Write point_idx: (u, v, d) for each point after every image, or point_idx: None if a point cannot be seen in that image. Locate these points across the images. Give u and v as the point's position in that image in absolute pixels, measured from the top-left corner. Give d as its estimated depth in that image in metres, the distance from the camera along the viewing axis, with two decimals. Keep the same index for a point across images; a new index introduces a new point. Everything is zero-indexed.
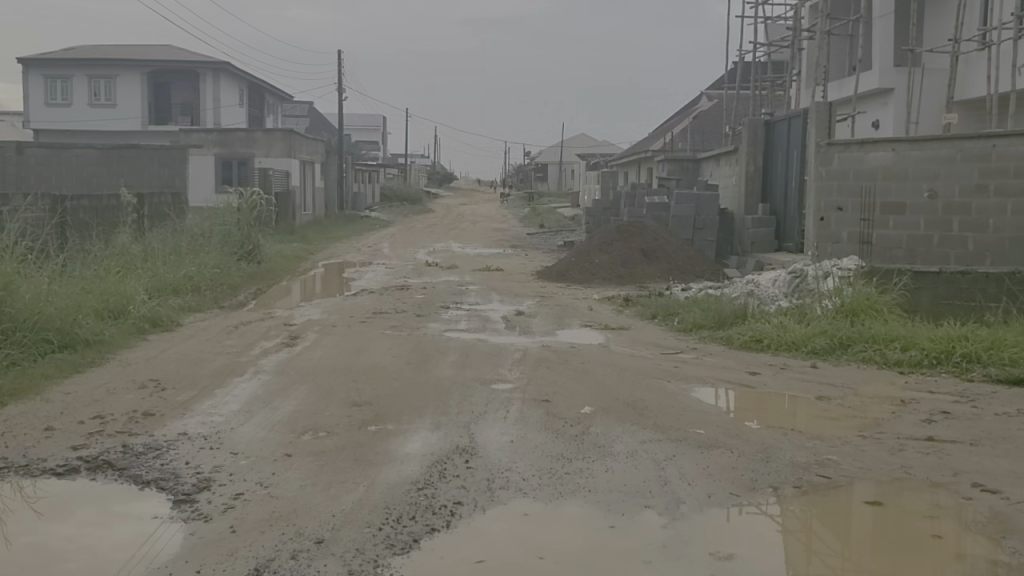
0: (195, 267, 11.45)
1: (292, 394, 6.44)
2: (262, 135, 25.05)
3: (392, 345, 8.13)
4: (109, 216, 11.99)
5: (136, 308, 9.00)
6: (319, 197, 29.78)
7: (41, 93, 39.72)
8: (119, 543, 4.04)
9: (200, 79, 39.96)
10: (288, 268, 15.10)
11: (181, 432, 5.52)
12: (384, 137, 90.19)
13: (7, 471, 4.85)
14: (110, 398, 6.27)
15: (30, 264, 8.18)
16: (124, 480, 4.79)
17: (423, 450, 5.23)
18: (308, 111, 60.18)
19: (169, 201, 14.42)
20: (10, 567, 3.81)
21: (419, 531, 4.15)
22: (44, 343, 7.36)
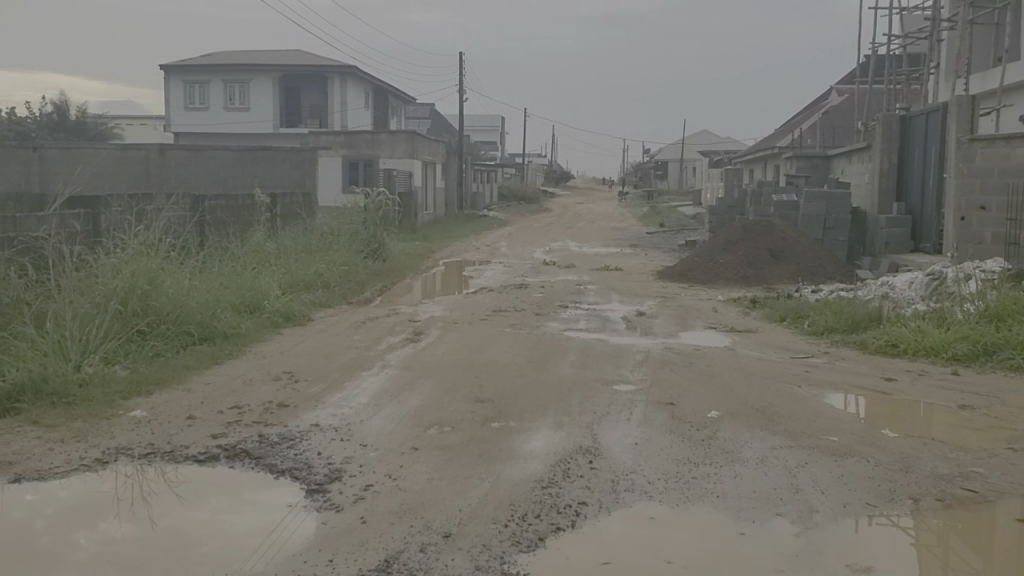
0: (324, 265, 11.83)
1: (417, 388, 6.56)
2: (386, 137, 25.62)
3: (513, 343, 8.16)
4: (244, 215, 12.50)
5: (270, 303, 9.35)
6: (439, 197, 30.21)
7: (180, 98, 41.71)
8: (251, 530, 4.19)
9: (328, 83, 41.36)
10: (411, 266, 15.40)
11: (313, 423, 5.70)
12: (503, 138, 91.02)
13: (153, 456, 5.12)
14: (247, 389, 6.53)
15: (173, 260, 8.61)
16: (260, 468, 4.98)
17: (546, 449, 5.23)
18: (429, 112, 61.38)
19: (300, 201, 14.93)
20: (152, 549, 3.99)
21: (544, 530, 4.14)
22: (185, 335, 7.76)
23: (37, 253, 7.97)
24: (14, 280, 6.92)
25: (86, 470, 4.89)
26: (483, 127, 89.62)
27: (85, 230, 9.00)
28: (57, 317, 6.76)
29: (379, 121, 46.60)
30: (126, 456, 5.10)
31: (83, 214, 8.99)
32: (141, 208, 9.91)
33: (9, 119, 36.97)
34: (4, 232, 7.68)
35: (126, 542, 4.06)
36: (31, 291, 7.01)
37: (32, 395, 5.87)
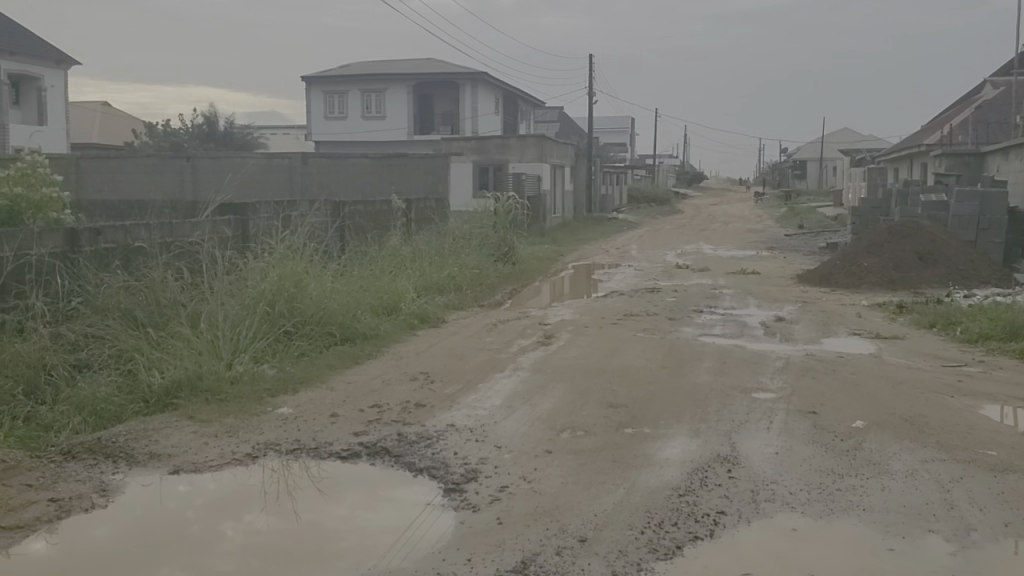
0: (456, 267, 12.06)
1: (551, 391, 6.58)
2: (517, 141, 25.86)
3: (647, 348, 8.07)
4: (381, 219, 12.88)
5: (406, 305, 9.60)
6: (568, 199, 30.28)
7: (321, 108, 43.29)
8: (388, 527, 4.31)
9: (460, 89, 42.18)
10: (541, 269, 15.49)
11: (449, 423, 5.81)
12: (633, 139, 90.36)
13: (299, 451, 5.34)
14: (385, 388, 6.72)
15: (317, 264, 8.98)
16: (400, 466, 5.11)
17: (682, 456, 5.14)
18: (558, 116, 61.68)
19: (433, 205, 15.28)
20: (295, 541, 4.15)
21: (681, 538, 4.08)
22: (328, 336, 8.06)
23: (192, 258, 8.48)
24: (172, 283, 7.37)
25: (237, 464, 5.14)
26: (613, 129, 89.34)
27: (235, 235, 9.48)
28: (210, 317, 7.14)
29: (509, 125, 47.07)
30: (274, 451, 5.33)
31: (233, 220, 9.49)
32: (286, 214, 10.37)
33: (165, 130, 39.35)
34: (162, 238, 8.37)
35: (271, 534, 4.24)
36: (187, 293, 7.43)
37: (188, 392, 6.22)
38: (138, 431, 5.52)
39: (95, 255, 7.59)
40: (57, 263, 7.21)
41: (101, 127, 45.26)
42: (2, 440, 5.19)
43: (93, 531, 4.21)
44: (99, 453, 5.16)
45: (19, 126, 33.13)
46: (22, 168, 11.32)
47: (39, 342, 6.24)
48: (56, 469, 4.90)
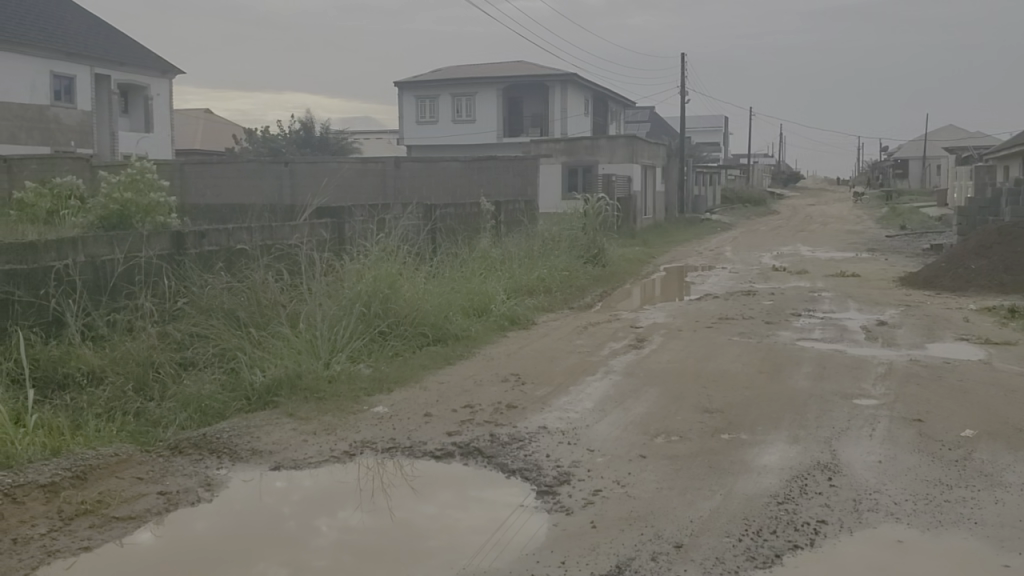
0: (545, 269, 12.06)
1: (643, 395, 6.52)
2: (607, 142, 25.71)
3: (742, 353, 7.91)
4: (471, 223, 12.98)
5: (497, 307, 9.65)
6: (659, 200, 29.97)
7: (412, 113, 44.03)
8: (481, 528, 4.32)
9: (550, 91, 42.27)
10: (632, 271, 15.37)
11: (541, 425, 5.80)
12: (725, 138, 88.89)
13: (394, 450, 5.42)
14: (477, 389, 6.77)
15: (410, 265, 9.12)
16: (493, 467, 5.13)
17: (781, 463, 5.02)
18: (648, 116, 61.18)
19: (523, 208, 15.33)
20: (387, 539, 4.21)
21: (781, 547, 3.97)
22: (421, 336, 8.17)
23: (291, 260, 8.72)
24: (272, 285, 7.57)
25: (335, 461, 5.25)
26: (704, 128, 88.11)
27: (331, 238, 9.69)
28: (308, 317, 7.32)
29: (599, 126, 46.87)
30: (370, 449, 5.42)
31: (330, 223, 9.70)
32: (380, 217, 10.54)
33: (264, 136, 40.63)
34: (263, 241, 8.65)
35: (364, 531, 4.31)
36: (286, 294, 7.62)
37: (288, 390, 6.37)
38: (241, 427, 5.69)
39: (200, 257, 7.92)
40: (164, 266, 7.56)
41: (204, 134, 46.97)
42: (115, 434, 5.43)
43: (195, 524, 4.35)
44: (205, 448, 5.34)
45: (128, 134, 34.68)
46: (132, 174, 11.82)
47: (148, 341, 6.51)
48: (165, 463, 5.09)
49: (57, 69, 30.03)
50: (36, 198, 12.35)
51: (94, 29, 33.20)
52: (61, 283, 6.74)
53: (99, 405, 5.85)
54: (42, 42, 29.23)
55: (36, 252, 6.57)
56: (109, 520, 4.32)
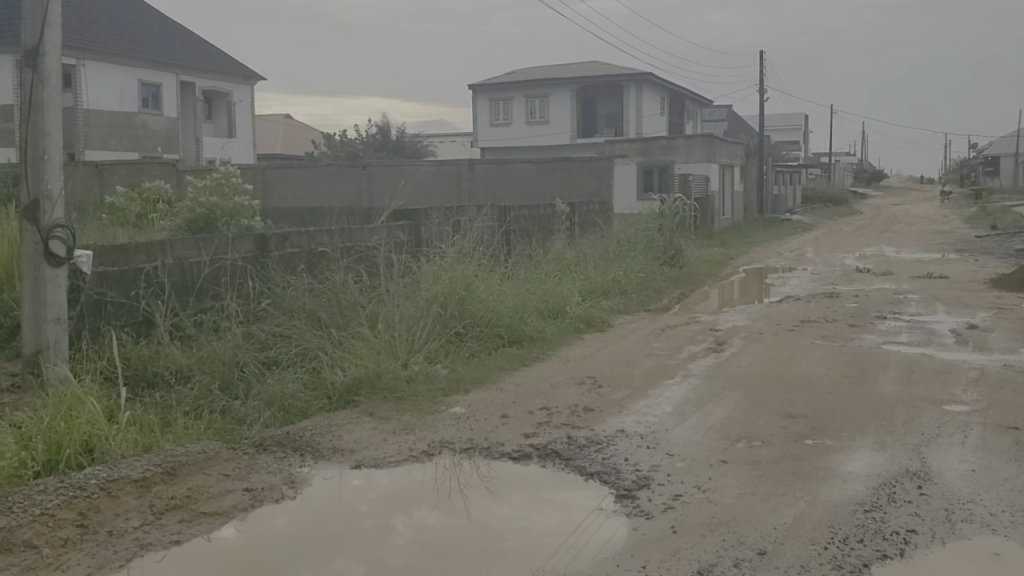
0: (622, 271, 11.98)
1: (723, 399, 6.41)
2: (684, 141, 25.42)
3: (825, 356, 7.72)
4: (546, 224, 12.97)
5: (572, 309, 9.62)
6: (738, 200, 29.52)
7: (486, 115, 44.30)
8: (559, 530, 4.31)
9: (625, 91, 42.04)
10: (710, 273, 15.17)
11: (619, 429, 5.76)
12: (805, 137, 87.03)
13: (472, 451, 5.44)
14: (554, 391, 6.75)
15: (485, 267, 9.16)
16: (571, 470, 5.11)
17: (868, 470, 4.88)
18: (725, 115, 60.33)
19: (598, 209, 15.26)
20: (465, 540, 4.23)
21: (869, 556, 3.86)
22: (496, 338, 8.19)
23: (369, 261, 8.85)
24: (351, 286, 7.69)
25: (414, 461, 5.30)
26: (783, 127, 86.47)
27: (408, 240, 9.80)
28: (386, 318, 7.40)
29: (674, 126, 46.36)
30: (448, 450, 5.46)
31: (407, 225, 9.81)
32: (456, 218, 10.62)
33: (342, 140, 41.35)
34: (343, 243, 8.81)
35: (439, 531, 4.33)
36: (365, 295, 7.73)
37: (368, 390, 6.47)
38: (323, 426, 5.80)
39: (282, 259, 8.10)
40: (248, 267, 7.75)
41: (284, 139, 48.04)
42: (203, 431, 5.57)
43: (276, 521, 4.43)
44: (288, 446, 5.45)
45: (212, 138, 35.60)
46: (217, 180, 12.15)
47: (233, 341, 6.69)
48: (250, 461, 5.21)
49: (145, 77, 31.06)
50: (126, 203, 12.80)
51: (180, 37, 34.25)
52: (151, 284, 6.98)
53: (187, 402, 6.02)
54: (131, 51, 30.28)
55: (127, 255, 6.83)
56: (197, 516, 4.44)
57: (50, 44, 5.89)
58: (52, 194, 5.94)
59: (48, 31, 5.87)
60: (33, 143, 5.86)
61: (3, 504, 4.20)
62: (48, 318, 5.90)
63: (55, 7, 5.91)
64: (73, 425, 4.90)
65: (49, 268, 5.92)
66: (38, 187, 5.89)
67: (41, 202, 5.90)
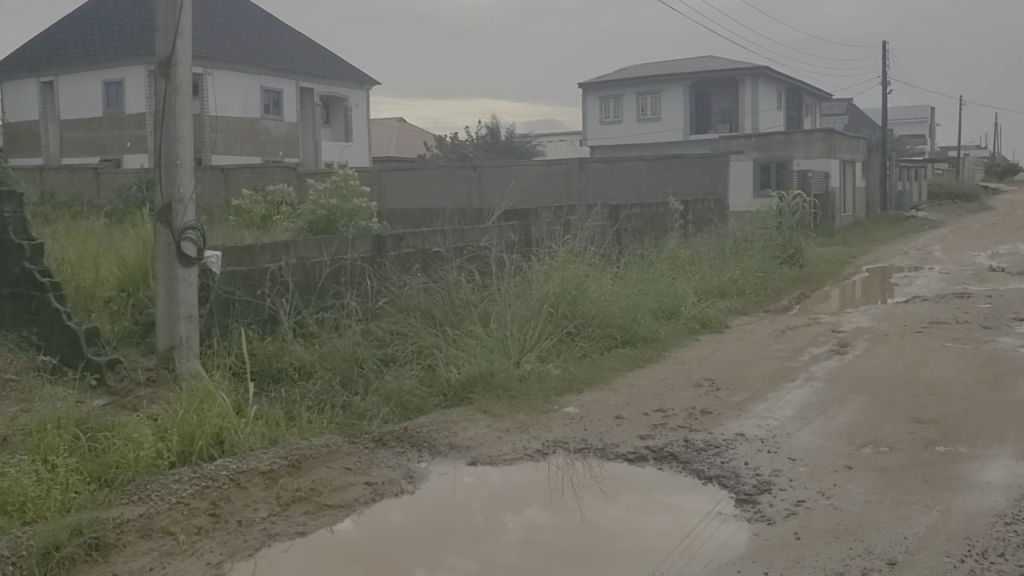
0: (738, 270, 11.72)
1: (848, 403, 6.19)
2: (802, 136, 24.72)
3: (958, 360, 7.35)
4: (658, 223, 12.82)
5: (687, 309, 9.47)
6: (860, 197, 28.48)
7: (597, 113, 44.23)
8: (675, 533, 4.24)
9: (739, 86, 41.17)
10: (831, 272, 14.68)
11: (738, 432, 5.63)
12: (932, 130, 83.23)
13: (587, 451, 5.41)
14: (670, 393, 6.65)
15: (598, 267, 9.12)
16: (689, 473, 5.02)
17: (1007, 480, 4.62)
18: (845, 109, 58.32)
19: (713, 207, 14.99)
20: (580, 540, 4.21)
21: (1010, 571, 3.65)
22: (609, 338, 8.12)
23: (482, 261, 8.95)
24: (464, 285, 7.78)
25: (529, 459, 5.31)
26: (908, 120, 82.94)
27: (519, 240, 9.85)
28: (499, 316, 7.45)
29: (792, 121, 45.10)
30: (563, 449, 5.45)
31: (518, 225, 9.87)
32: (568, 218, 10.60)
33: (453, 142, 41.93)
34: (456, 244, 8.94)
35: (552, 530, 4.33)
36: (478, 294, 7.81)
37: (482, 387, 6.52)
38: (439, 422, 5.88)
39: (398, 259, 8.28)
40: (366, 267, 7.96)
41: (398, 141, 49.10)
42: (325, 426, 5.73)
43: (392, 516, 4.52)
44: (406, 442, 5.55)
45: (330, 143, 36.95)
46: (336, 182, 12.50)
47: (352, 338, 6.87)
48: (371, 455, 5.33)
49: (266, 84, 32.23)
50: (252, 206, 13.33)
51: (299, 44, 35.42)
52: (275, 283, 7.24)
53: (310, 397, 6.20)
54: (253, 59, 31.46)
55: (253, 255, 7.10)
56: (320, 508, 4.56)
57: (182, 54, 6.17)
58: (185, 197, 6.23)
59: (180, 42, 6.15)
60: (166, 149, 6.15)
61: (143, 491, 4.42)
62: (181, 316, 6.19)
63: (186, 19, 6.18)
64: (204, 418, 5.12)
65: (182, 268, 6.20)
66: (171, 191, 6.18)
67: (174, 204, 6.18)
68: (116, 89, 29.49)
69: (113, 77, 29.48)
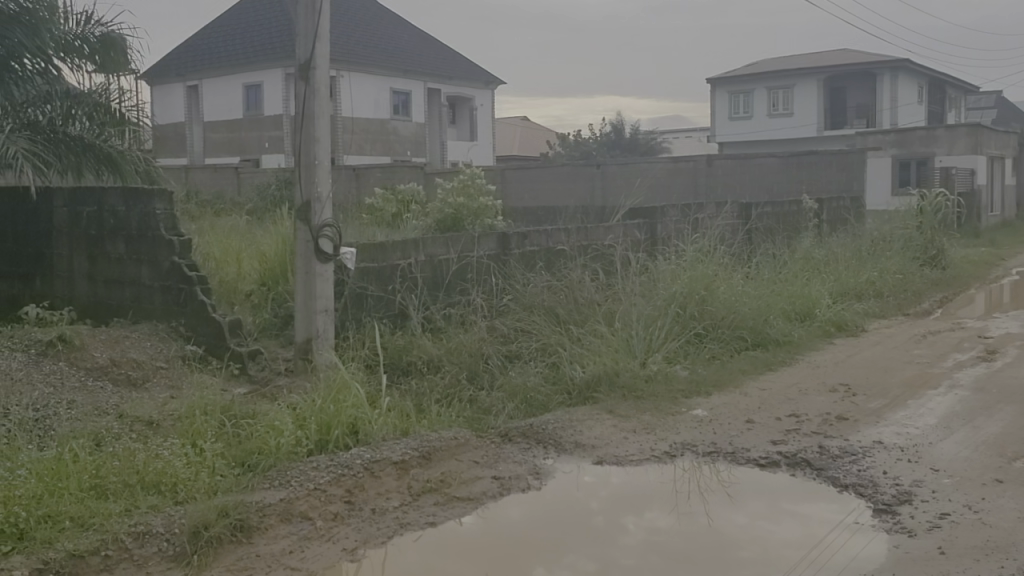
0: (876, 272, 11.24)
1: (997, 413, 5.85)
2: (945, 131, 23.56)
3: None
4: (790, 222, 12.45)
5: (821, 312, 9.16)
6: (1009, 196, 26.87)
7: (726, 110, 43.43)
8: (806, 541, 4.12)
9: (878, 79, 39.55)
10: (977, 275, 13.91)
11: (877, 440, 5.41)
12: None
13: (716, 455, 5.32)
14: (803, 398, 6.45)
15: (727, 267, 8.93)
16: (823, 480, 4.87)
17: None
18: (993, 102, 55.16)
19: (848, 205, 14.46)
20: (710, 544, 4.14)
21: None
22: (739, 340, 7.95)
23: (608, 260, 8.90)
24: (588, 283, 7.75)
25: (657, 461, 5.26)
26: None
27: (645, 239, 9.76)
28: (624, 317, 7.39)
29: (935, 115, 42.96)
30: (692, 452, 5.37)
31: (644, 224, 9.78)
32: (697, 217, 10.43)
33: (577, 141, 41.94)
34: (581, 242, 8.94)
35: (676, 534, 4.28)
36: (602, 293, 7.77)
37: (608, 386, 6.50)
38: (566, 419, 5.90)
39: (523, 256, 8.34)
40: (492, 265, 8.06)
41: (522, 140, 49.52)
42: (453, 419, 5.84)
43: (520, 511, 4.57)
44: (532, 438, 5.60)
45: (456, 143, 37.71)
46: (462, 182, 12.66)
47: (479, 334, 6.96)
48: (497, 450, 5.40)
49: (396, 85, 33.01)
50: (384, 204, 13.72)
51: (428, 46, 36.20)
52: (405, 280, 7.43)
53: (438, 390, 6.33)
54: (384, 61, 32.32)
55: (384, 252, 7.30)
56: (450, 499, 4.67)
57: (320, 57, 6.39)
58: (322, 196, 6.46)
59: (319, 46, 6.37)
60: (305, 149, 6.40)
61: (283, 477, 4.60)
62: (318, 310, 6.42)
63: (324, 23, 6.40)
64: (340, 408, 5.31)
65: (319, 264, 6.44)
66: (309, 190, 6.43)
67: (312, 202, 6.42)
68: (256, 93, 30.90)
69: (253, 80, 30.88)
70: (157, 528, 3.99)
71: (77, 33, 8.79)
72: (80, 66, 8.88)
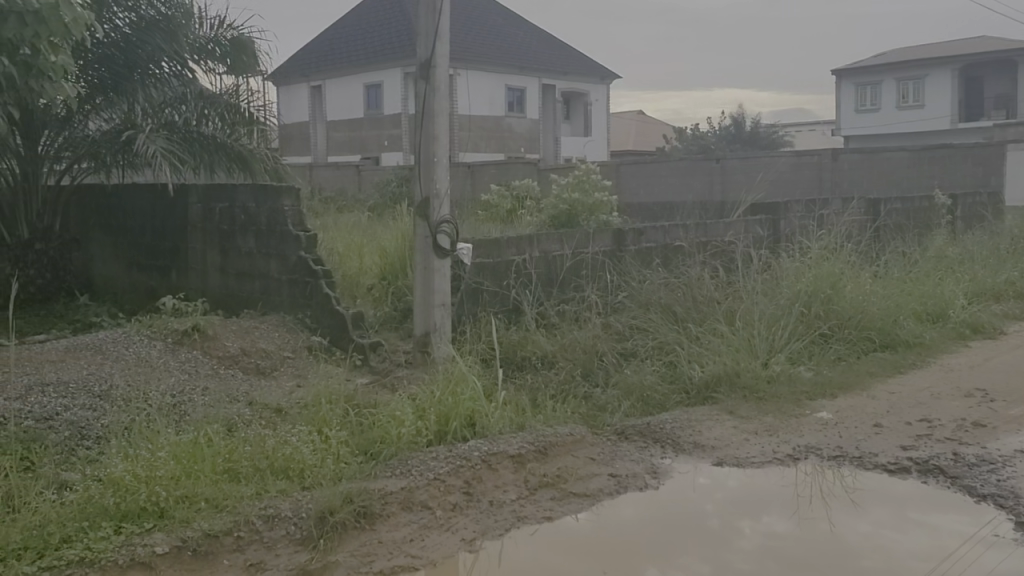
0: (1017, 271, 10.61)
1: None
2: None
3: None
4: (923, 219, 11.89)
5: (955, 312, 8.72)
6: None
7: (851, 102, 41.99)
8: (939, 552, 3.94)
9: (1019, 68, 37.39)
10: None
11: (1018, 449, 5.11)
12: None
13: (842, 459, 5.14)
14: (936, 403, 6.16)
15: (854, 265, 8.61)
16: (958, 489, 4.64)
17: None
18: None
19: (986, 201, 13.71)
20: (836, 551, 4.01)
21: None
22: (867, 341, 7.65)
23: (727, 257, 8.71)
24: (707, 280, 7.60)
25: (779, 463, 5.12)
26: None
27: (767, 235, 9.51)
28: (745, 315, 7.21)
29: None
30: (816, 455, 5.20)
31: (766, 220, 9.52)
32: (821, 212, 10.10)
33: (694, 135, 41.30)
34: (699, 238, 8.76)
35: (795, 540, 4.15)
36: (721, 291, 7.60)
37: (727, 387, 6.37)
38: (684, 419, 5.81)
39: (639, 253, 8.25)
40: (607, 262, 8.02)
41: (638, 134, 49.06)
42: (569, 415, 5.84)
43: (638, 509, 4.53)
44: (648, 437, 5.53)
45: (573, 139, 37.78)
46: (578, 177, 12.60)
47: (594, 331, 6.94)
48: (613, 448, 5.36)
49: (512, 82, 33.23)
50: (500, 200, 13.83)
51: (545, 42, 36.32)
52: (520, 275, 7.47)
53: (554, 386, 6.34)
54: (500, 59, 32.57)
55: (499, 248, 7.35)
56: (567, 495, 4.69)
57: (440, 56, 6.48)
58: (441, 193, 6.56)
59: (438, 45, 6.46)
60: (424, 147, 6.50)
61: (404, 466, 4.70)
62: (436, 304, 6.53)
63: (444, 21, 6.47)
64: (458, 401, 5.38)
65: (437, 259, 6.54)
66: (428, 186, 6.53)
67: (431, 199, 6.52)
68: (376, 92, 31.67)
69: (374, 80, 31.65)
70: (286, 512, 4.15)
71: (210, 37, 9.21)
72: (213, 68, 9.27)
